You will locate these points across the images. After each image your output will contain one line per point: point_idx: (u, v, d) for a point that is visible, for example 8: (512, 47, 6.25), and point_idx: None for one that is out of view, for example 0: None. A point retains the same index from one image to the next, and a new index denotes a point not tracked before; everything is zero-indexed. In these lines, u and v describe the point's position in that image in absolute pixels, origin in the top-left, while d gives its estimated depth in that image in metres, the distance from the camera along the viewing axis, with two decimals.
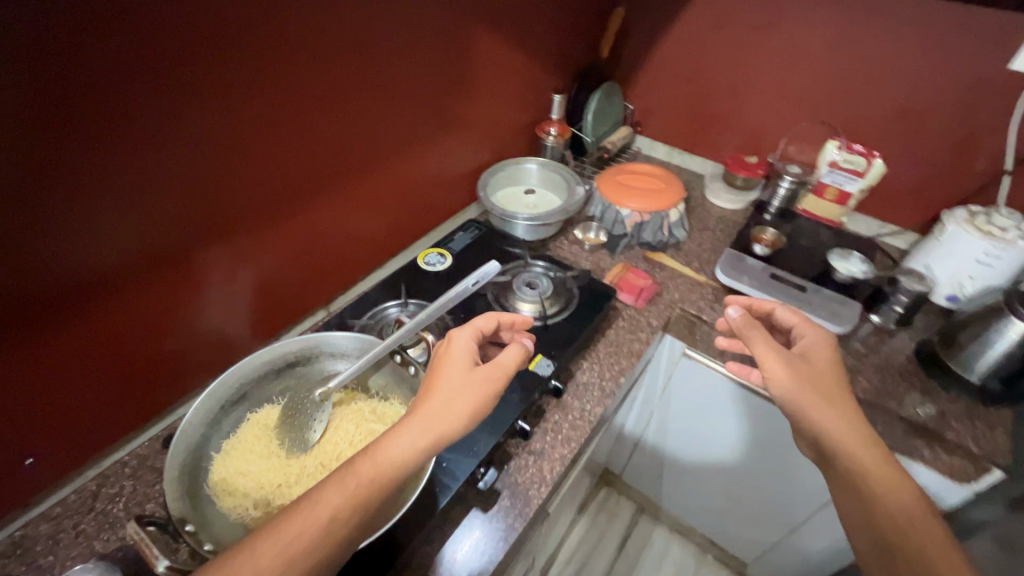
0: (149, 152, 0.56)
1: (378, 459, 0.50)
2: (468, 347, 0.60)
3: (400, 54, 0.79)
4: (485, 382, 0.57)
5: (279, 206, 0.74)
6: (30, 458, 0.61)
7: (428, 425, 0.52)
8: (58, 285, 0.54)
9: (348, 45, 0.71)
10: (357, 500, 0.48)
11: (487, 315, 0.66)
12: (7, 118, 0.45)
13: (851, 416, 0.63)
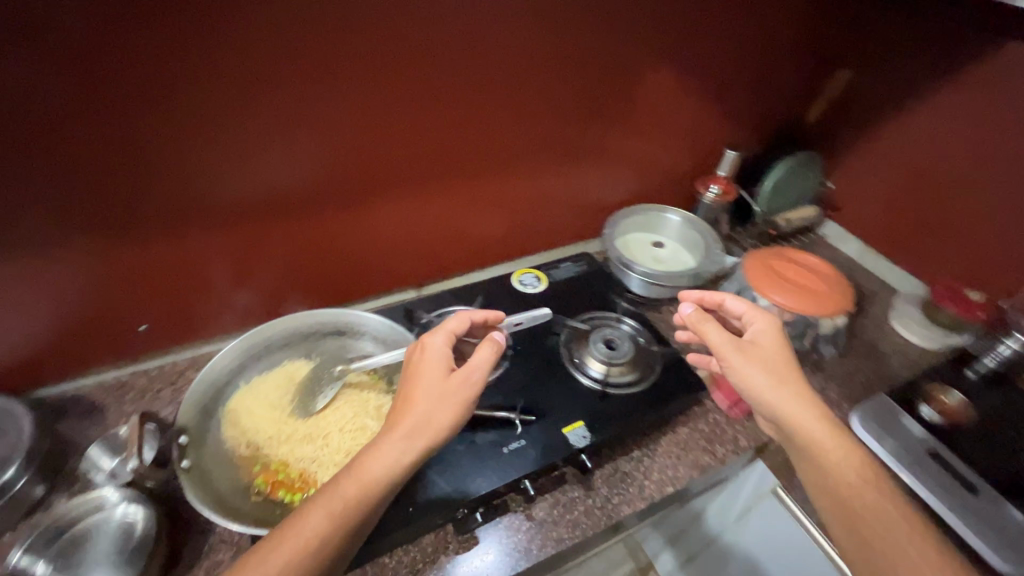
0: (288, 110, 0.63)
1: (362, 477, 0.50)
2: (442, 350, 0.60)
3: (545, 70, 0.77)
4: (460, 387, 0.56)
5: (394, 186, 0.78)
6: (143, 326, 0.76)
7: (409, 443, 0.52)
8: (186, 202, 0.65)
9: (498, 52, 0.71)
10: (340, 522, 0.48)
11: (457, 316, 0.65)
12: (171, 60, 0.54)
13: (805, 404, 0.62)
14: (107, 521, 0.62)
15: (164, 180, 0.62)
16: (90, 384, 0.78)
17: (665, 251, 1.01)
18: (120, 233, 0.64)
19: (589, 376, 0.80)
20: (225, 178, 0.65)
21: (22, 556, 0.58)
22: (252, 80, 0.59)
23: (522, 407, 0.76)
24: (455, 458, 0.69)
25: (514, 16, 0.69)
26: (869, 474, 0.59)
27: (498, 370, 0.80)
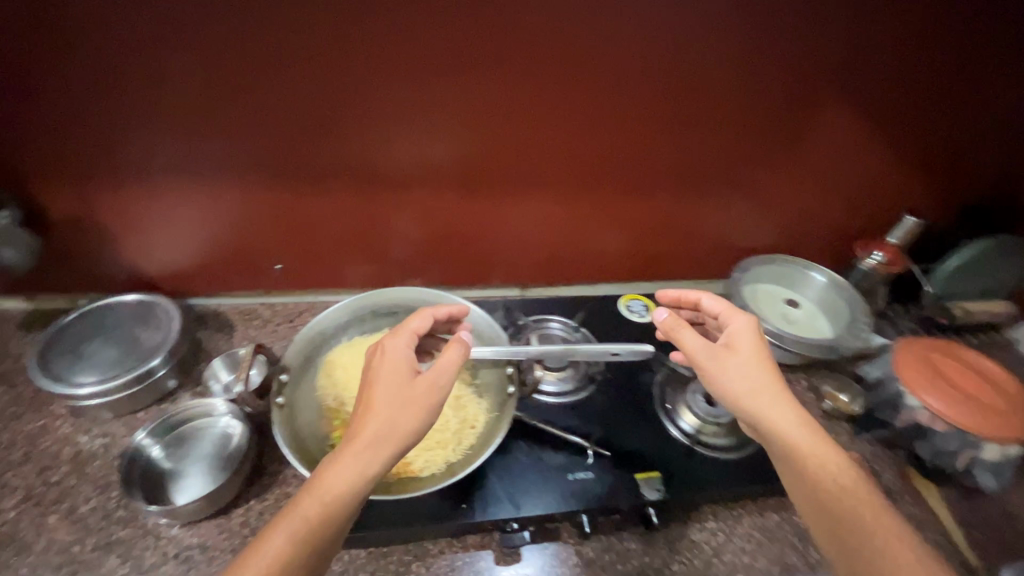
0: (438, 92, 0.68)
1: (325, 491, 0.46)
2: (405, 350, 0.55)
3: (701, 92, 0.72)
4: (428, 391, 0.51)
5: (520, 184, 0.79)
6: (280, 263, 0.85)
7: (373, 452, 0.48)
8: (333, 157, 0.72)
9: (655, 67, 0.69)
10: (304, 541, 0.44)
11: (421, 315, 0.61)
12: (350, 29, 0.61)
13: (787, 411, 0.54)
14: (214, 427, 0.72)
15: (323, 137, 0.70)
16: (230, 304, 0.90)
17: (799, 311, 0.89)
18: (280, 175, 0.74)
19: (680, 428, 0.74)
20: (372, 145, 0.72)
21: (147, 438, 0.69)
22: (414, 59, 0.64)
23: (597, 438, 0.72)
24: (518, 468, 0.67)
25: (680, 31, 0.66)
26: (860, 484, 0.52)
27: (583, 393, 0.77)
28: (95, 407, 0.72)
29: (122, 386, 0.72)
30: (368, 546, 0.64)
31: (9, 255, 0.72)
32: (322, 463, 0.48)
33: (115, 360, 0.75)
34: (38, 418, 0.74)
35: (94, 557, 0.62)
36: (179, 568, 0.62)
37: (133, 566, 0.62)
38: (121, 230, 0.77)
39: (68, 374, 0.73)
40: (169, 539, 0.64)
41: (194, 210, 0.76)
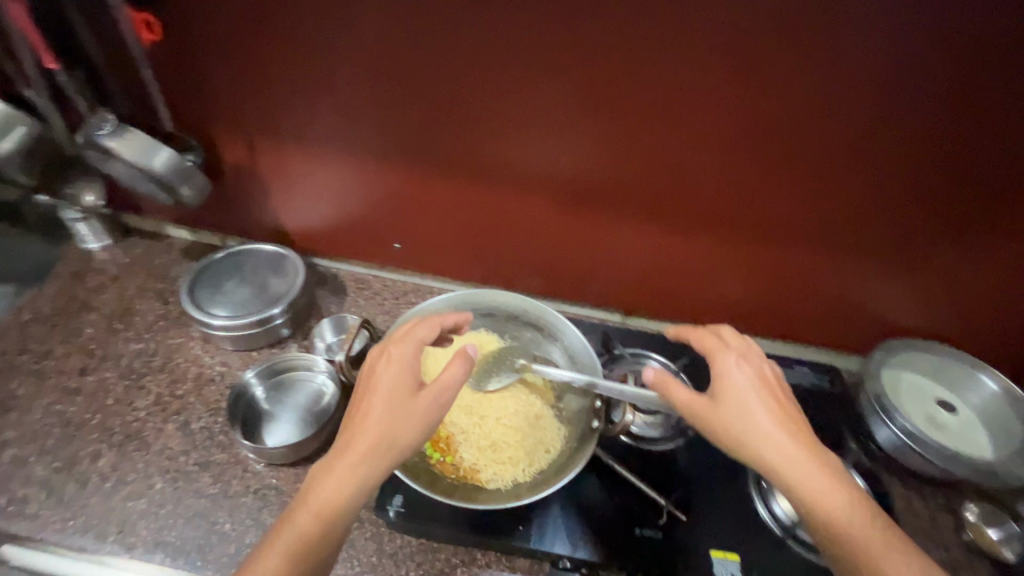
0: (587, 105, 0.66)
1: (319, 509, 0.45)
2: (412, 362, 0.51)
3: (880, 148, 0.62)
4: (426, 410, 0.48)
5: (647, 210, 0.76)
6: (399, 241, 0.90)
7: (367, 467, 0.46)
8: (468, 152, 0.75)
9: (829, 111, 0.61)
10: (298, 558, 0.44)
11: (427, 321, 0.55)
12: (513, 33, 0.62)
13: (789, 451, 0.49)
14: (309, 382, 0.77)
15: (465, 130, 0.72)
16: (349, 270, 0.97)
17: (951, 416, 0.75)
18: (418, 158, 0.78)
19: (769, 510, 0.66)
20: (509, 145, 0.73)
21: (254, 379, 0.76)
22: (571, 69, 0.63)
23: (675, 497, 0.66)
24: (584, 506, 0.64)
25: (873, 77, 0.57)
26: (860, 501, 0.47)
27: (668, 443, 0.71)
28: (222, 337, 0.81)
29: (247, 325, 0.80)
30: (420, 537, 0.65)
31: (185, 192, 0.78)
32: (315, 474, 0.47)
33: (245, 300, 0.84)
34: (178, 335, 0.85)
35: (193, 471, 0.69)
36: (257, 503, 0.67)
37: (221, 489, 0.68)
38: (275, 186, 0.86)
39: (208, 304, 0.83)
40: (255, 473, 0.70)
41: (337, 178, 0.83)
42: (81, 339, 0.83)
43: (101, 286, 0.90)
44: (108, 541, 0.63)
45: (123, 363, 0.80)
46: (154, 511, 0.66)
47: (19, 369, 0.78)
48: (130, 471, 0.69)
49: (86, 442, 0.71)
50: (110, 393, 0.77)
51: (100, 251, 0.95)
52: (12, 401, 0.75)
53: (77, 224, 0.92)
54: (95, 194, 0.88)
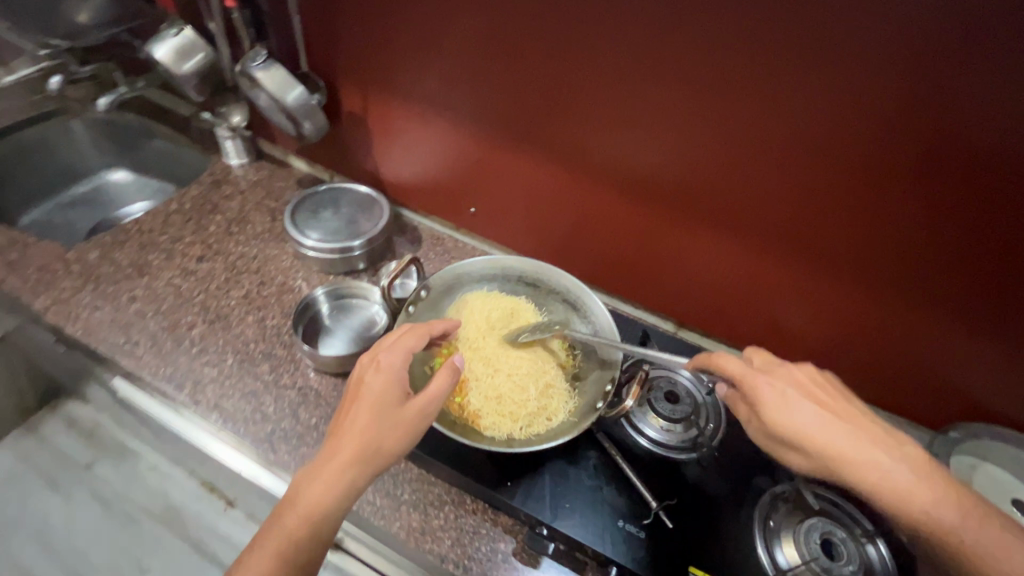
0: (679, 104, 0.67)
1: (307, 514, 0.49)
2: (399, 372, 0.55)
3: (983, 193, 0.56)
4: (417, 416, 0.53)
5: (722, 222, 0.74)
6: (475, 207, 0.97)
7: (354, 472, 0.50)
8: (549, 129, 0.79)
9: (927, 143, 0.56)
10: (284, 564, 0.48)
11: (416, 329, 0.59)
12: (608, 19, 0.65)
13: (838, 434, 0.52)
14: (366, 309, 0.86)
15: (556, 111, 0.76)
16: (428, 225, 1.05)
17: None
18: (507, 131, 0.83)
19: (770, 554, 0.61)
20: (594, 133, 0.75)
21: (322, 296, 0.87)
22: (669, 66, 0.64)
23: (667, 504, 0.64)
24: (574, 485, 0.65)
25: (986, 112, 0.52)
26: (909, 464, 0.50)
27: (680, 455, 0.69)
28: (308, 257, 0.93)
29: (330, 250, 0.92)
30: (423, 468, 0.71)
31: (306, 128, 0.91)
32: (305, 475, 0.51)
33: (334, 230, 0.95)
34: (277, 247, 0.98)
35: (257, 357, 0.81)
36: (299, 398, 0.77)
37: (274, 378, 0.79)
38: (382, 136, 0.96)
39: (305, 226, 0.95)
40: (304, 374, 0.80)
41: (433, 137, 0.91)
42: (206, 233, 0.99)
43: (231, 195, 1.07)
44: (182, 392, 0.76)
45: (231, 259, 0.95)
46: (220, 379, 0.78)
47: (157, 244, 0.96)
48: (212, 344, 0.82)
49: (188, 313, 0.86)
50: (215, 280, 0.91)
51: (238, 167, 1.13)
52: (146, 268, 0.92)
53: (226, 140, 1.09)
54: (241, 116, 1.05)
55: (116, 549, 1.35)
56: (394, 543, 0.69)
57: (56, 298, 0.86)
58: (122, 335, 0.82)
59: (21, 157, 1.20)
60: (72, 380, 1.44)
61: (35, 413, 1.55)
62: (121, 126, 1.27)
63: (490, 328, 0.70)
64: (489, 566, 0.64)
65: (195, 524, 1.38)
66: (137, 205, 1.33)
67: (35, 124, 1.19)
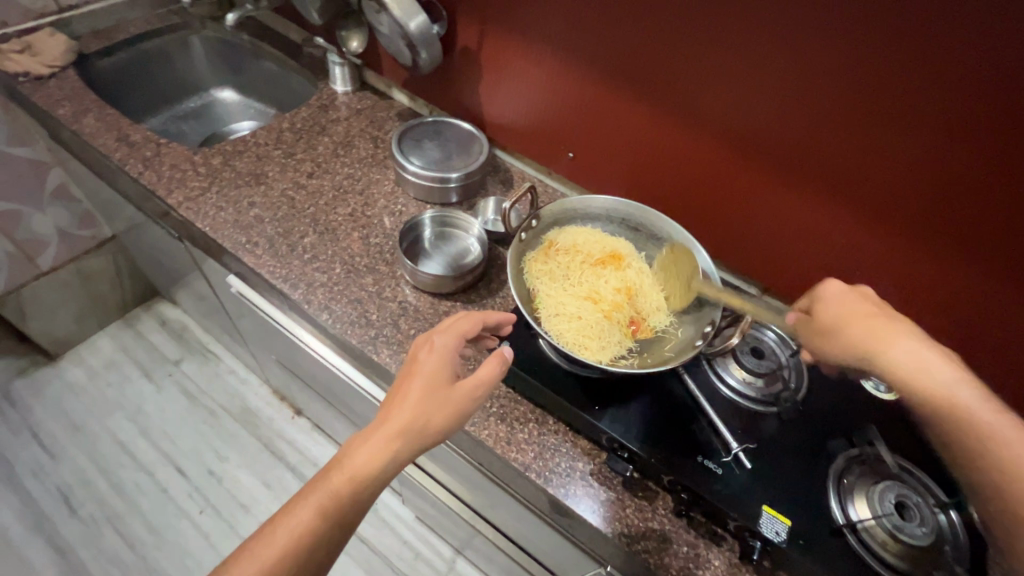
0: (815, 63, 0.65)
1: (354, 474, 0.52)
2: (452, 354, 0.58)
3: None
4: (465, 400, 0.56)
5: (833, 192, 0.73)
6: (571, 153, 0.98)
7: (399, 445, 0.53)
8: (652, 79, 0.80)
9: None
10: (329, 513, 0.52)
11: (470, 316, 0.62)
12: None
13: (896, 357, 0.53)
14: (463, 240, 0.91)
15: (677, 62, 0.75)
16: (521, 169, 1.09)
17: None
18: (621, 75, 0.82)
19: (842, 509, 0.64)
20: (713, 88, 0.75)
21: (426, 221, 0.92)
22: (815, 21, 0.62)
23: (747, 447, 0.67)
24: (657, 419, 0.69)
25: None
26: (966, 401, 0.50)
27: (759, 407, 0.72)
28: (409, 182, 0.98)
29: (431, 179, 0.96)
30: (512, 387, 0.77)
31: (422, 57, 0.94)
32: (351, 443, 0.54)
33: (434, 160, 0.99)
34: (379, 173, 1.04)
35: (363, 270, 0.88)
36: (399, 310, 0.83)
37: (377, 291, 0.85)
38: (490, 73, 0.98)
39: (408, 153, 0.99)
40: (404, 290, 0.86)
41: (542, 79, 0.92)
42: (315, 152, 1.05)
43: (338, 120, 1.13)
44: (297, 292, 0.83)
45: (337, 179, 1.01)
46: (329, 285, 0.85)
47: (272, 158, 1.03)
48: (323, 252, 0.89)
49: (300, 223, 0.93)
50: (324, 196, 0.98)
51: (343, 93, 1.18)
52: (261, 178, 0.99)
53: (335, 67, 1.14)
54: (359, 43, 1.08)
55: (197, 433, 1.49)
56: (479, 449, 0.75)
57: (187, 196, 0.94)
58: (244, 235, 0.90)
59: (146, 66, 1.28)
60: (167, 283, 1.57)
61: (132, 309, 1.71)
62: (234, 47, 1.33)
63: (584, 272, 0.73)
64: (567, 480, 0.69)
65: (267, 425, 1.52)
66: (243, 123, 1.41)
67: (161, 36, 1.27)
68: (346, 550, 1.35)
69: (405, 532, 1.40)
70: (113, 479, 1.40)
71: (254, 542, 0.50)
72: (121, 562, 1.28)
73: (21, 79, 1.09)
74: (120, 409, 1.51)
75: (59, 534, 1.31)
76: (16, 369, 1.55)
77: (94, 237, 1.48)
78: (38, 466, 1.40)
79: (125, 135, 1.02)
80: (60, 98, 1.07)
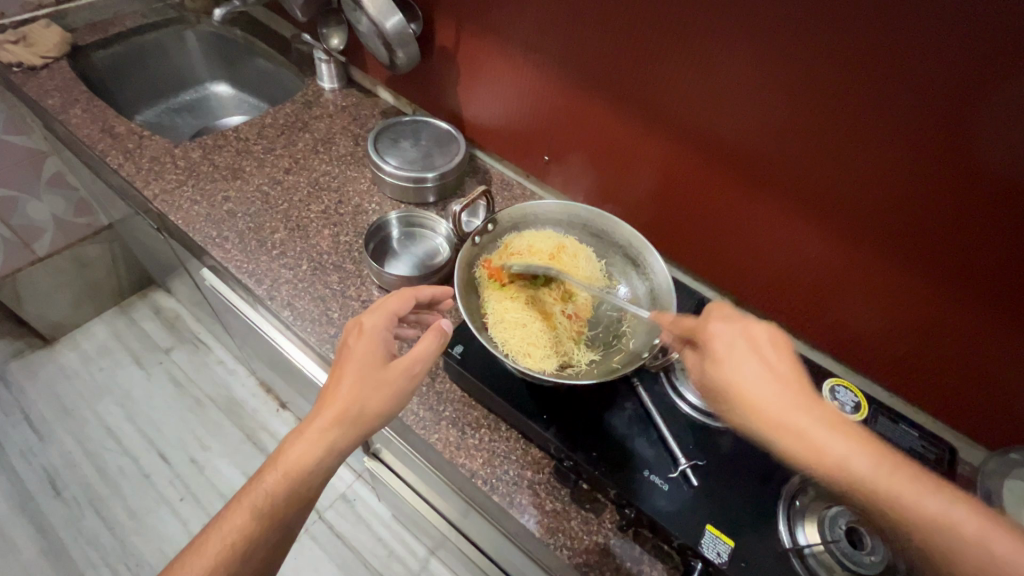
0: (781, 72, 0.63)
1: (287, 471, 0.51)
2: (381, 335, 0.58)
3: None
4: (401, 377, 0.55)
5: (804, 205, 0.71)
6: (546, 156, 0.97)
7: (336, 432, 0.53)
8: (620, 83, 0.78)
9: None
10: (265, 514, 0.51)
11: (402, 295, 0.62)
12: None
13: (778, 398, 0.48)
14: (431, 240, 0.91)
15: (648, 68, 0.74)
16: (500, 170, 1.08)
17: None
18: (591, 77, 0.81)
19: (791, 532, 0.62)
20: (683, 96, 0.73)
21: (394, 220, 0.91)
22: (780, 29, 0.60)
23: (696, 464, 0.66)
24: (606, 429, 0.68)
25: None
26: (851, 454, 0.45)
27: (716, 423, 0.70)
28: (384, 181, 0.97)
29: (404, 178, 0.95)
30: (466, 392, 0.76)
31: (399, 56, 0.94)
32: (288, 438, 0.53)
33: (411, 159, 0.98)
34: (357, 171, 1.04)
35: (329, 268, 0.88)
36: (361, 309, 0.83)
37: (341, 289, 0.85)
38: (468, 74, 0.98)
39: (384, 151, 0.99)
40: (368, 289, 0.86)
41: (518, 81, 0.91)
42: (295, 148, 1.06)
43: (321, 116, 1.13)
44: (261, 287, 0.84)
45: (314, 176, 1.01)
46: (294, 282, 0.85)
47: (251, 153, 1.04)
48: (292, 249, 0.89)
49: (272, 219, 0.93)
50: (298, 193, 0.98)
51: (330, 91, 1.18)
52: (238, 172, 1.00)
53: (321, 64, 1.14)
54: (340, 39, 1.10)
55: (183, 421, 1.51)
56: (430, 453, 0.74)
57: (164, 188, 0.95)
58: (215, 229, 0.90)
59: (141, 59, 1.30)
60: (160, 272, 1.59)
61: (128, 297, 1.74)
62: (228, 41, 1.34)
63: (539, 277, 0.74)
64: (513, 489, 0.68)
65: (251, 417, 1.54)
66: (236, 118, 1.43)
67: (156, 30, 1.29)
68: (320, 545, 1.35)
69: (381, 530, 1.40)
70: (98, 464, 1.42)
71: (190, 553, 0.50)
72: (100, 545, 1.30)
73: (15, 69, 1.12)
74: (110, 394, 1.54)
75: (43, 515, 1.34)
76: (12, 352, 1.59)
77: (90, 225, 1.51)
78: (27, 447, 1.43)
79: (109, 127, 1.04)
80: (50, 89, 1.09)
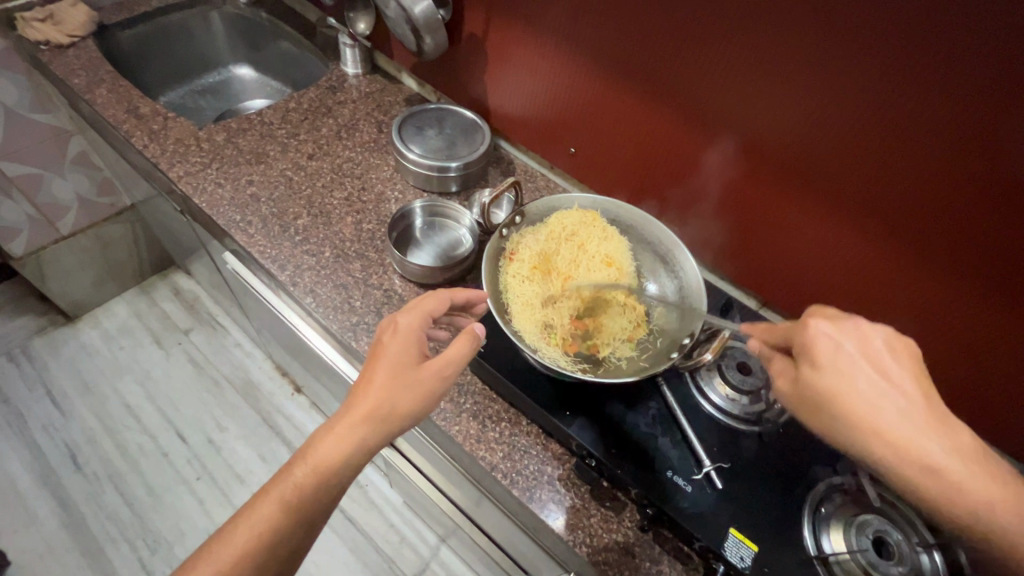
0: (812, 68, 0.61)
1: (316, 465, 0.51)
2: (416, 335, 0.57)
3: None
4: (432, 379, 0.54)
5: (831, 204, 0.69)
6: (572, 148, 0.96)
7: (367, 430, 0.52)
8: (646, 75, 0.77)
9: None
10: (290, 506, 0.50)
11: (438, 295, 0.62)
12: None
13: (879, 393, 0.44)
14: (454, 230, 0.90)
15: (672, 58, 0.72)
16: (524, 162, 1.07)
17: None
18: (617, 68, 0.79)
19: (816, 539, 0.61)
20: (708, 87, 0.71)
21: (418, 210, 0.91)
22: (815, 22, 0.58)
23: (720, 466, 0.65)
24: (630, 428, 0.67)
25: None
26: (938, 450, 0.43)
27: (741, 425, 0.69)
28: (408, 170, 0.96)
29: (428, 167, 0.94)
30: (487, 384, 0.76)
31: (427, 43, 0.93)
32: (317, 432, 0.53)
33: (435, 148, 0.97)
34: (380, 158, 1.03)
35: (353, 255, 0.87)
36: (383, 299, 0.83)
37: (363, 277, 0.85)
38: (494, 63, 0.96)
39: (408, 139, 0.98)
40: (390, 278, 0.85)
41: (545, 71, 0.89)
42: (318, 134, 1.05)
43: (345, 102, 1.12)
44: (284, 273, 0.84)
45: (337, 162, 1.01)
46: (317, 269, 0.85)
47: (275, 137, 1.03)
48: (314, 236, 0.89)
49: (295, 204, 0.93)
50: (322, 178, 0.98)
51: (354, 76, 1.17)
52: (262, 157, 0.99)
53: (346, 48, 1.13)
54: (366, 24, 1.10)
55: (200, 402, 1.53)
56: (450, 444, 0.74)
57: (188, 170, 0.95)
58: (238, 213, 0.90)
59: (166, 40, 1.30)
60: (181, 254, 1.60)
61: (148, 277, 1.76)
62: (253, 24, 1.33)
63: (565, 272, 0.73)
64: (533, 484, 0.68)
65: (267, 401, 1.55)
66: (258, 101, 1.42)
67: (181, 10, 1.28)
68: (333, 528, 1.37)
69: (393, 515, 1.41)
70: (118, 441, 1.45)
71: (217, 539, 0.49)
72: (119, 520, 1.33)
73: (42, 48, 1.12)
74: (130, 373, 1.57)
75: (64, 488, 1.37)
76: (35, 327, 1.62)
77: (113, 205, 1.52)
78: (49, 421, 1.46)
79: (135, 107, 1.04)
80: (77, 68, 1.10)
